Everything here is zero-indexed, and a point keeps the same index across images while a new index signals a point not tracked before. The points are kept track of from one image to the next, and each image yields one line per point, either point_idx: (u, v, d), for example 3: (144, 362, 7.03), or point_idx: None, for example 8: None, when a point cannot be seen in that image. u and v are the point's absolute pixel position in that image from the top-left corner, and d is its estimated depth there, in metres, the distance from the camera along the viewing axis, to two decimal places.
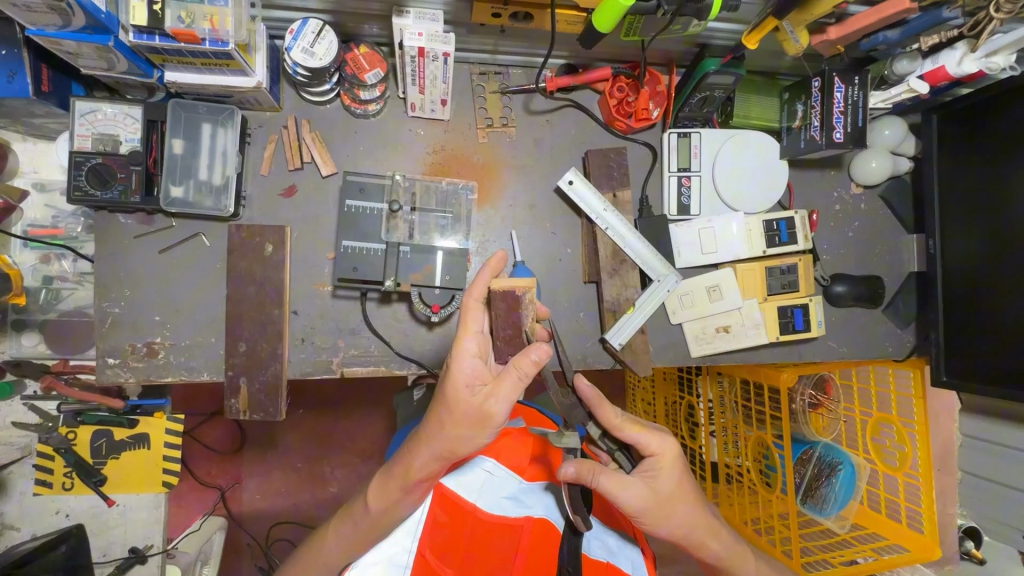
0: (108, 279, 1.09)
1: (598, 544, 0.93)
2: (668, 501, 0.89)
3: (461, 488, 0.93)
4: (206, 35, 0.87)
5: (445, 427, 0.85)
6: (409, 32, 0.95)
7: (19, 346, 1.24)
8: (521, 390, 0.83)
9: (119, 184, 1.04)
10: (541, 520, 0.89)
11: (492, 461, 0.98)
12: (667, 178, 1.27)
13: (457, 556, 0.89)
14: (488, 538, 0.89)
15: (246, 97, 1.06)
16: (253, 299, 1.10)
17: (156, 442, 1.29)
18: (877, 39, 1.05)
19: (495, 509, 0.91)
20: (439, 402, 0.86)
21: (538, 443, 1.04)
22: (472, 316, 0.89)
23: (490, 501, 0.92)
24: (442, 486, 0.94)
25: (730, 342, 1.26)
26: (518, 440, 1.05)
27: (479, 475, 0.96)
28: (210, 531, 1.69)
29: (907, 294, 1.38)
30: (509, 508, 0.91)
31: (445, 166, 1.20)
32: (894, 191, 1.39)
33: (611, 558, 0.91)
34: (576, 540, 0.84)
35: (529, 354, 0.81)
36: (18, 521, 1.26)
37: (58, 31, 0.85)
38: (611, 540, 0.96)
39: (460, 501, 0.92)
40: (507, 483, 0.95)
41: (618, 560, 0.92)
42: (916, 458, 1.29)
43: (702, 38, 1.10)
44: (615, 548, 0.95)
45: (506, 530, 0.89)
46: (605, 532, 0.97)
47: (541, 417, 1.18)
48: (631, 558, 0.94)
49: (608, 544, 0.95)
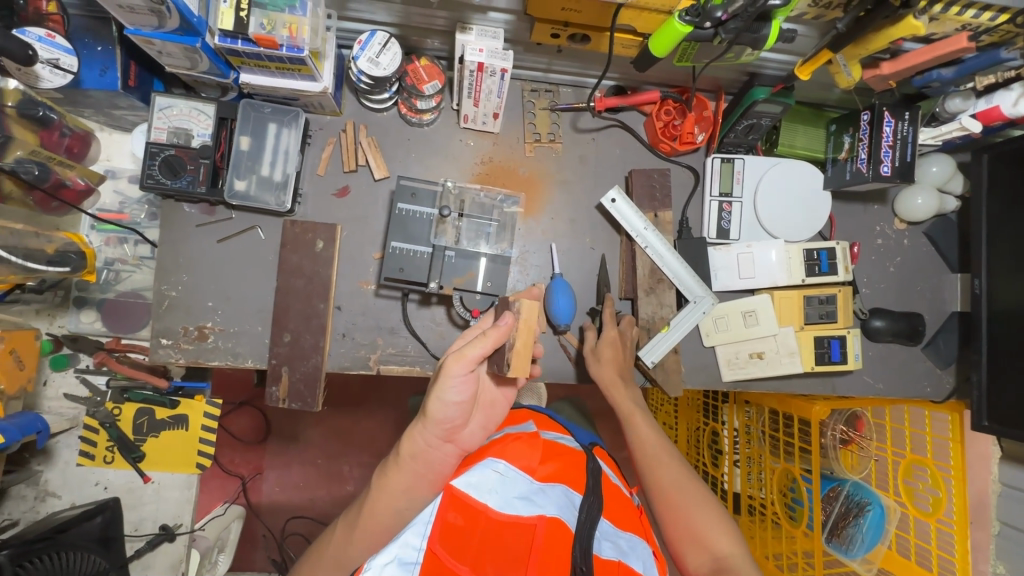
0: (169, 263, 1.15)
1: (609, 544, 0.90)
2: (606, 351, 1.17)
3: (471, 488, 0.90)
4: (284, 42, 0.94)
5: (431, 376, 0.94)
6: (471, 48, 1.01)
7: (78, 322, 1.31)
8: (478, 347, 0.88)
9: (187, 175, 1.10)
10: (555, 519, 0.86)
11: (502, 462, 0.95)
12: (708, 202, 1.29)
13: (469, 550, 0.84)
14: (499, 537, 0.85)
15: (312, 101, 1.12)
16: (301, 291, 1.15)
17: (194, 425, 1.34)
18: (931, 76, 1.04)
19: (506, 508, 0.88)
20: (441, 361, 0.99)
21: (548, 447, 1.03)
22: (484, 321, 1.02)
23: (502, 501, 0.89)
24: (454, 487, 0.91)
25: (764, 368, 1.25)
26: (526, 441, 1.00)
27: (490, 475, 0.92)
28: (230, 518, 1.74)
29: (949, 334, 1.36)
30: (523, 506, 0.88)
31: (492, 177, 1.24)
32: (938, 229, 1.37)
33: (622, 557, 0.89)
34: (586, 541, 0.85)
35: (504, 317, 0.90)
36: (59, 488, 1.32)
37: (153, 31, 0.90)
38: (623, 540, 0.93)
39: (471, 500, 0.88)
40: (517, 482, 0.92)
41: (630, 560, 0.89)
42: (951, 505, 1.27)
43: (752, 67, 1.13)
44: (626, 548, 0.92)
45: (519, 528, 0.86)
46: (616, 532, 0.94)
47: (553, 424, 1.17)
48: (641, 557, 0.92)
49: (619, 545, 0.92)
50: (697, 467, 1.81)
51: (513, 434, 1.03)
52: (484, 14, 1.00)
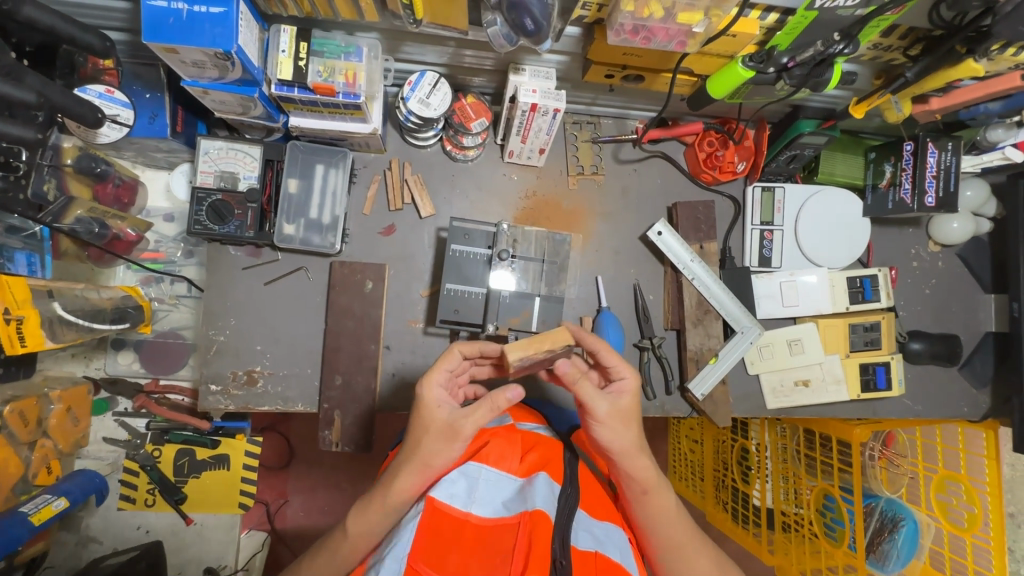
0: (216, 308, 1.14)
1: (585, 534, 0.68)
2: (629, 416, 0.79)
3: (454, 500, 0.68)
4: (341, 88, 0.92)
5: (418, 443, 0.73)
6: (525, 88, 0.98)
7: (115, 364, 1.27)
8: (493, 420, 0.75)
9: (235, 219, 1.07)
10: (539, 513, 0.64)
11: (479, 464, 0.74)
12: (749, 232, 1.30)
13: (447, 559, 0.61)
14: (478, 548, 0.63)
15: (360, 141, 1.11)
16: (351, 333, 1.14)
17: (235, 464, 1.33)
18: (977, 110, 1.06)
19: (482, 511, 0.67)
20: (413, 415, 0.76)
21: (528, 439, 0.82)
22: (449, 364, 0.77)
23: (485, 505, 0.68)
24: (435, 499, 0.67)
25: (809, 396, 1.26)
26: (504, 436, 0.81)
27: (464, 480, 0.71)
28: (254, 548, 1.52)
29: (984, 355, 1.38)
30: (509, 506, 0.68)
31: (537, 212, 1.24)
32: (971, 251, 1.39)
33: (600, 548, 0.67)
34: (566, 530, 0.64)
35: (507, 392, 0.74)
36: (100, 534, 1.29)
37: (212, 82, 0.90)
38: (598, 528, 0.71)
39: (449, 508, 0.66)
40: (500, 486, 0.71)
41: (609, 550, 0.67)
42: (987, 521, 1.21)
43: (797, 100, 1.12)
44: (603, 537, 0.70)
45: (495, 532, 0.64)
46: (591, 522, 0.71)
47: (531, 412, 0.98)
48: (620, 546, 0.70)
49: (595, 534, 0.69)
50: (724, 480, 1.71)
51: (489, 431, 0.84)
52: (537, 55, 1.00)
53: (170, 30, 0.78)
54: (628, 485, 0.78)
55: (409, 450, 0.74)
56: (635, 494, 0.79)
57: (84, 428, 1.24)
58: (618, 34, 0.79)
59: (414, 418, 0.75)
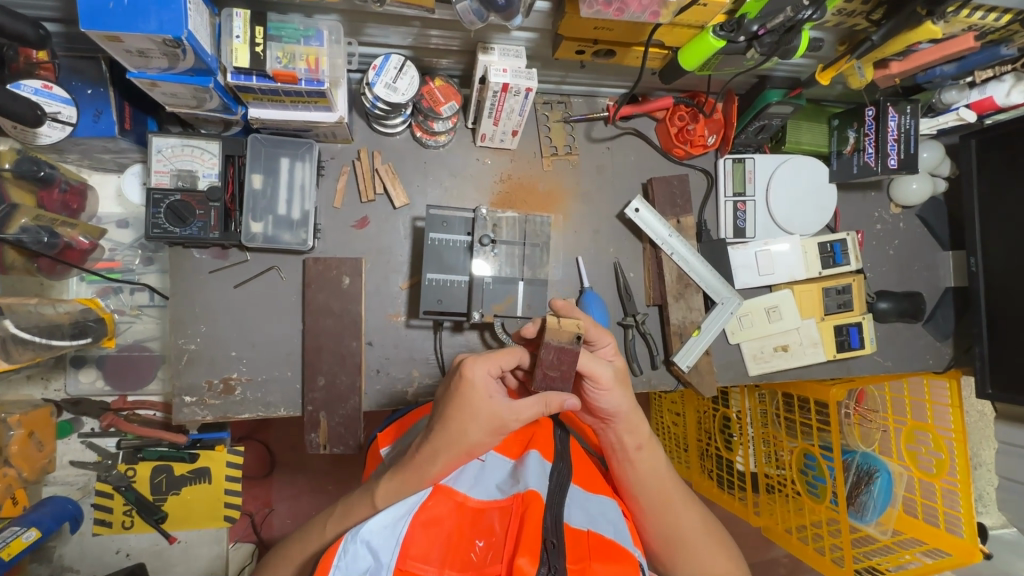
0: (184, 314, 1.08)
1: (581, 510, 0.68)
2: (624, 375, 0.79)
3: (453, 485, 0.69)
4: (303, 75, 0.88)
5: (463, 431, 0.69)
6: (494, 68, 0.96)
7: (77, 383, 1.20)
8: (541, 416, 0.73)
9: (197, 221, 1.01)
10: (531, 493, 0.63)
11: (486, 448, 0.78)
12: (723, 204, 1.31)
13: (441, 545, 0.61)
14: (474, 533, 0.63)
15: (325, 131, 1.06)
16: (331, 331, 1.10)
17: (217, 477, 1.27)
18: (933, 73, 1.09)
19: (479, 494, 0.68)
20: (455, 399, 0.70)
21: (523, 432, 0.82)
22: (509, 359, 0.73)
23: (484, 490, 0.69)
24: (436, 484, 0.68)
25: (788, 360, 1.31)
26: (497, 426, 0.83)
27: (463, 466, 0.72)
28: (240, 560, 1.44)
29: (945, 309, 1.45)
30: (502, 489, 0.68)
31: (512, 196, 1.22)
32: (928, 210, 1.45)
33: (592, 525, 0.66)
34: (558, 508, 0.63)
35: (563, 398, 0.72)
36: (77, 562, 1.23)
37: (160, 73, 0.83)
38: (593, 503, 0.70)
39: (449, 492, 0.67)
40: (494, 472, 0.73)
41: (602, 527, 0.67)
42: (954, 465, 1.24)
43: (764, 70, 1.12)
44: (599, 514, 0.69)
45: (492, 515, 0.65)
46: (584, 497, 0.71)
47: None
48: (615, 521, 0.69)
49: (588, 510, 0.68)
50: (707, 448, 1.72)
51: None
52: (506, 33, 0.97)
53: (112, 16, 0.72)
54: (615, 441, 0.81)
55: (448, 436, 0.69)
56: (621, 451, 0.81)
57: (49, 453, 1.17)
58: (591, 7, 0.78)
59: (454, 402, 0.69)
